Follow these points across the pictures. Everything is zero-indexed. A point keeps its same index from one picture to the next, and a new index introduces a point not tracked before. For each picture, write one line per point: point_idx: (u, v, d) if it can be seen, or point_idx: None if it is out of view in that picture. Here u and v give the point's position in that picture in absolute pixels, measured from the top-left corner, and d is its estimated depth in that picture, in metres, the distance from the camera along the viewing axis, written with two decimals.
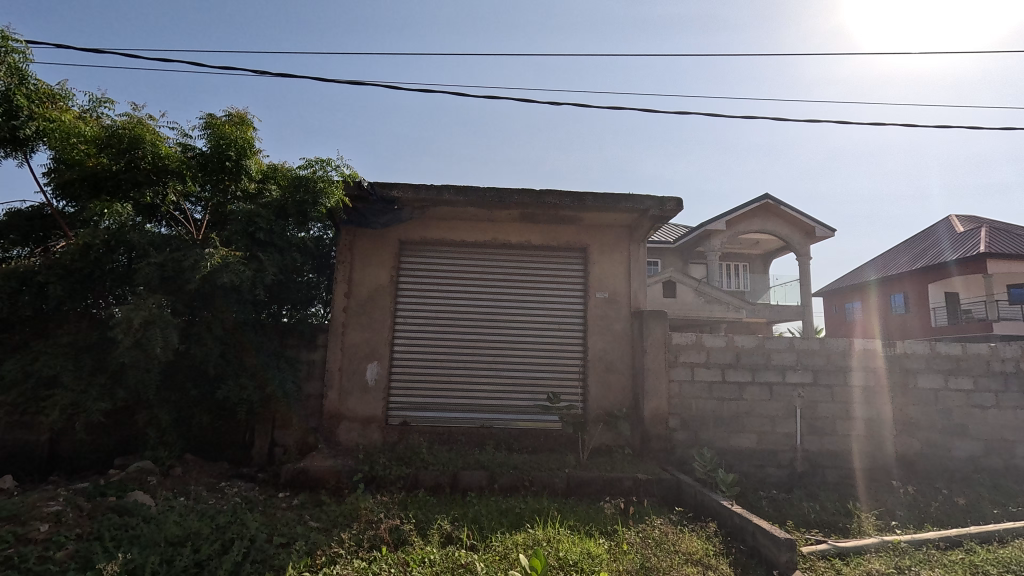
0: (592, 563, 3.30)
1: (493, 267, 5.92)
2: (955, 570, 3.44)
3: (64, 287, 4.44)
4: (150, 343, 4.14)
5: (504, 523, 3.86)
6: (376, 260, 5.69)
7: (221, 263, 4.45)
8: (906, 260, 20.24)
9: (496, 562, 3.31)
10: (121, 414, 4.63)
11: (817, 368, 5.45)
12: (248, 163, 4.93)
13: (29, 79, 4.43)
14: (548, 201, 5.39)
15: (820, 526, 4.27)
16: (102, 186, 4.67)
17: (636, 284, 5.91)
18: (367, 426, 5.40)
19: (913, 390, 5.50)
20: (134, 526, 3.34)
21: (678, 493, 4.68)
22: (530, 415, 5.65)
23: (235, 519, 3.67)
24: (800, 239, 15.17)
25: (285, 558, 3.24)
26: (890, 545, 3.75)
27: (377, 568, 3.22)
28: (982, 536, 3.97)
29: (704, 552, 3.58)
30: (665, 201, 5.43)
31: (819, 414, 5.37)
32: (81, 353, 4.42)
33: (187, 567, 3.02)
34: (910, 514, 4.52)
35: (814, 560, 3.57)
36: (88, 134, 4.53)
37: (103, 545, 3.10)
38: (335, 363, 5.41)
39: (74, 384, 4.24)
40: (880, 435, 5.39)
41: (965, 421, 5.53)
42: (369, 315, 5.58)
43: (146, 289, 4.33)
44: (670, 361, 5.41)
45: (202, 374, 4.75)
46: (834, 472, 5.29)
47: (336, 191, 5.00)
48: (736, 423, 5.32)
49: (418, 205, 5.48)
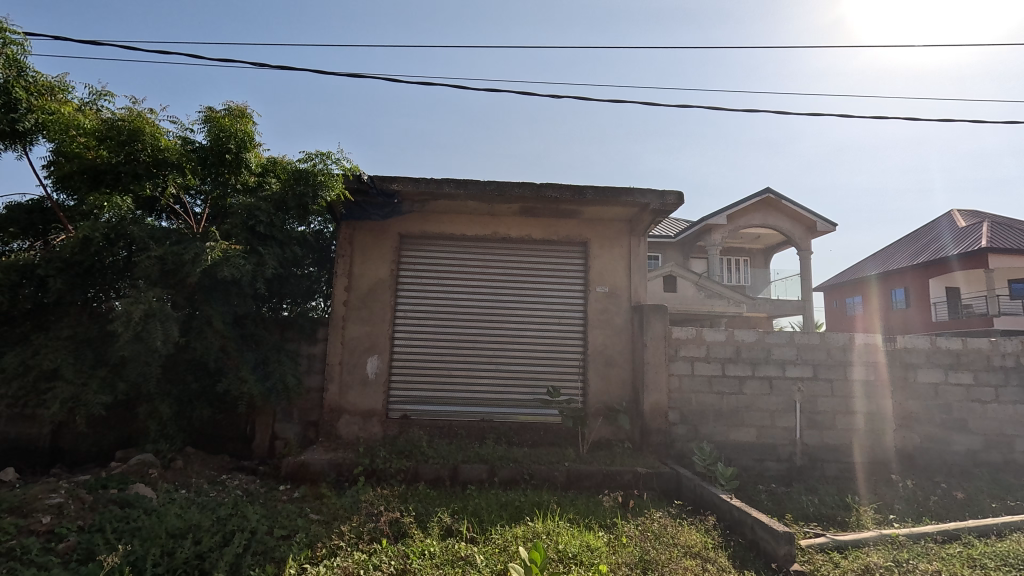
0: (592, 555, 3.31)
1: (493, 261, 5.91)
2: (953, 563, 3.45)
3: (65, 280, 4.44)
4: (150, 336, 4.14)
5: (504, 516, 3.88)
6: (376, 254, 5.68)
7: (221, 256, 4.44)
8: (907, 256, 20.25)
9: (496, 555, 3.32)
10: (122, 407, 4.65)
11: (817, 362, 5.45)
12: (248, 156, 4.93)
13: (28, 71, 4.41)
14: (548, 195, 5.37)
15: (818, 519, 4.28)
16: (102, 179, 4.64)
17: (637, 280, 5.89)
18: (368, 420, 5.41)
19: (913, 385, 5.51)
20: (135, 518, 3.36)
21: (677, 486, 4.70)
22: (530, 409, 5.66)
23: (236, 511, 3.69)
24: (801, 234, 15.16)
25: (286, 550, 3.26)
26: (889, 539, 3.75)
27: (377, 560, 3.23)
28: (980, 529, 3.98)
29: (703, 545, 3.59)
30: (665, 195, 5.41)
31: (819, 408, 5.38)
32: (82, 345, 4.43)
33: (187, 558, 3.02)
34: (908, 507, 4.53)
35: (811, 554, 3.58)
36: (88, 126, 4.48)
37: (104, 537, 3.12)
38: (335, 357, 5.42)
39: (75, 377, 4.24)
40: (880, 429, 5.40)
41: (964, 415, 5.53)
42: (369, 308, 5.58)
43: (146, 282, 4.33)
44: (670, 356, 5.41)
45: (202, 367, 4.76)
46: (834, 467, 5.30)
47: (336, 184, 5.00)
48: (736, 417, 5.33)
49: (417, 198, 5.48)
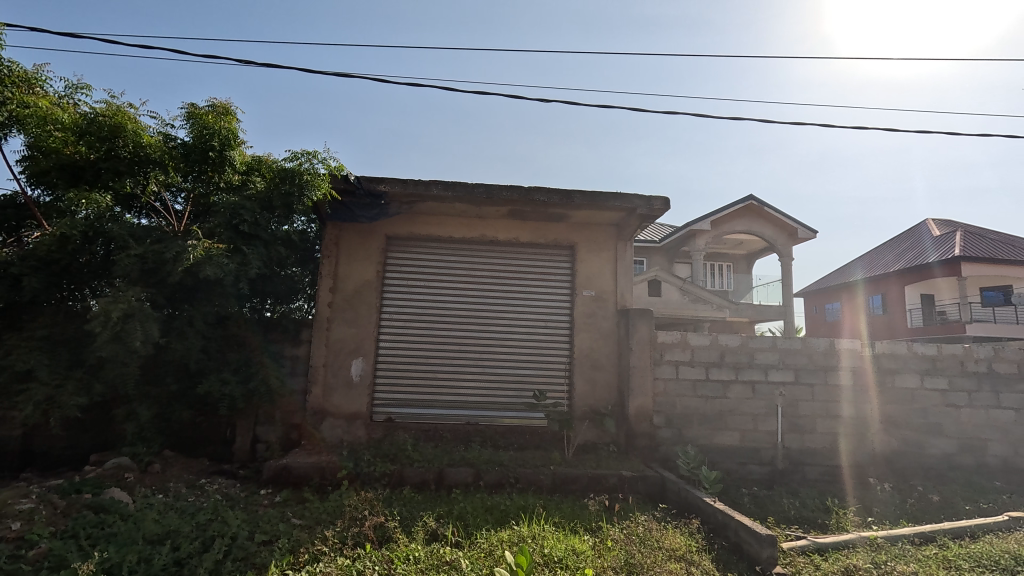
0: (578, 559, 3.31)
1: (481, 264, 5.90)
2: (930, 565, 3.51)
3: (41, 279, 4.32)
4: (129, 337, 4.07)
5: (489, 520, 3.86)
6: (363, 255, 5.63)
7: (203, 255, 4.40)
8: (892, 258, 20.80)
9: (481, 559, 3.30)
10: (99, 410, 4.54)
11: (799, 367, 5.54)
12: (231, 154, 4.86)
13: (3, 61, 4.28)
14: (537, 198, 5.38)
15: (800, 522, 4.34)
16: (80, 176, 4.55)
17: (623, 283, 5.94)
18: (353, 422, 5.34)
19: (891, 389, 5.63)
20: (111, 524, 3.28)
21: (662, 490, 4.73)
22: (516, 412, 5.65)
23: (216, 516, 3.62)
24: (785, 241, 15.45)
25: (267, 556, 3.19)
26: (867, 541, 3.83)
27: (361, 565, 3.18)
28: (955, 532, 4.08)
29: (687, 548, 3.62)
30: (652, 200, 5.47)
31: (800, 412, 5.46)
32: (57, 346, 4.33)
33: (166, 565, 2.95)
34: (887, 510, 4.63)
35: (793, 556, 3.62)
36: (65, 121, 4.39)
37: (77, 544, 3.02)
38: (320, 359, 5.34)
39: (50, 378, 4.15)
40: (859, 433, 5.51)
41: (940, 420, 5.67)
42: (354, 310, 5.52)
43: (125, 281, 4.26)
44: (656, 359, 5.45)
45: (183, 369, 4.68)
46: (815, 470, 5.39)
47: (323, 184, 4.94)
48: (720, 421, 5.39)
49: (405, 200, 5.43)
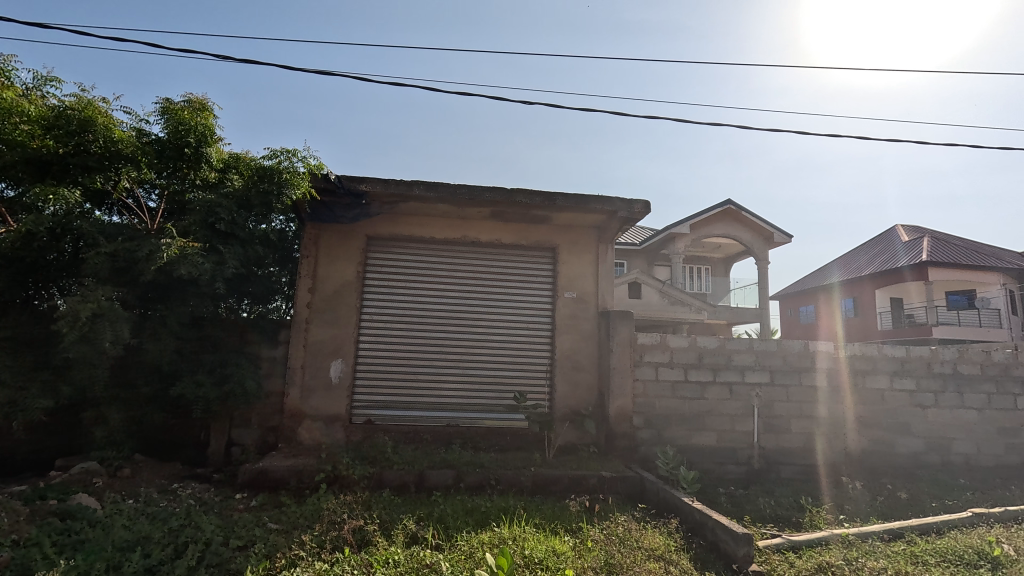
0: (558, 560, 3.32)
1: (463, 265, 5.88)
2: (898, 561, 3.61)
3: (5, 278, 4.18)
4: (98, 337, 3.96)
5: (470, 522, 3.85)
6: (343, 255, 5.56)
7: (178, 254, 4.29)
8: (864, 262, 21.40)
9: (462, 561, 3.29)
10: (65, 413, 4.40)
11: (774, 368, 5.66)
12: (208, 151, 4.76)
13: None
14: (520, 200, 5.39)
15: (774, 521, 4.43)
16: (48, 170, 4.39)
17: (604, 285, 5.99)
18: (332, 424, 5.26)
19: (862, 390, 5.79)
20: (79, 531, 3.17)
21: (641, 490, 4.78)
22: (497, 413, 5.64)
23: (189, 521, 3.53)
24: (761, 245, 15.77)
25: (242, 562, 3.12)
26: (840, 538, 3.92)
27: (339, 569, 3.14)
28: (922, 528, 4.21)
29: (666, 547, 3.67)
30: (633, 203, 5.53)
31: (775, 413, 5.58)
32: (22, 347, 4.18)
33: (137, 572, 2.87)
34: (858, 508, 4.76)
35: (769, 554, 3.70)
36: (32, 113, 4.23)
37: (42, 552, 2.91)
38: (298, 360, 5.25)
39: (13, 381, 4.00)
40: (832, 433, 5.65)
41: (908, 420, 5.84)
42: (334, 310, 5.45)
43: (95, 280, 4.14)
44: (635, 361, 5.51)
45: (155, 370, 4.56)
46: (789, 469, 5.51)
47: (302, 183, 4.85)
48: (698, 422, 5.47)
49: (387, 200, 5.38)
